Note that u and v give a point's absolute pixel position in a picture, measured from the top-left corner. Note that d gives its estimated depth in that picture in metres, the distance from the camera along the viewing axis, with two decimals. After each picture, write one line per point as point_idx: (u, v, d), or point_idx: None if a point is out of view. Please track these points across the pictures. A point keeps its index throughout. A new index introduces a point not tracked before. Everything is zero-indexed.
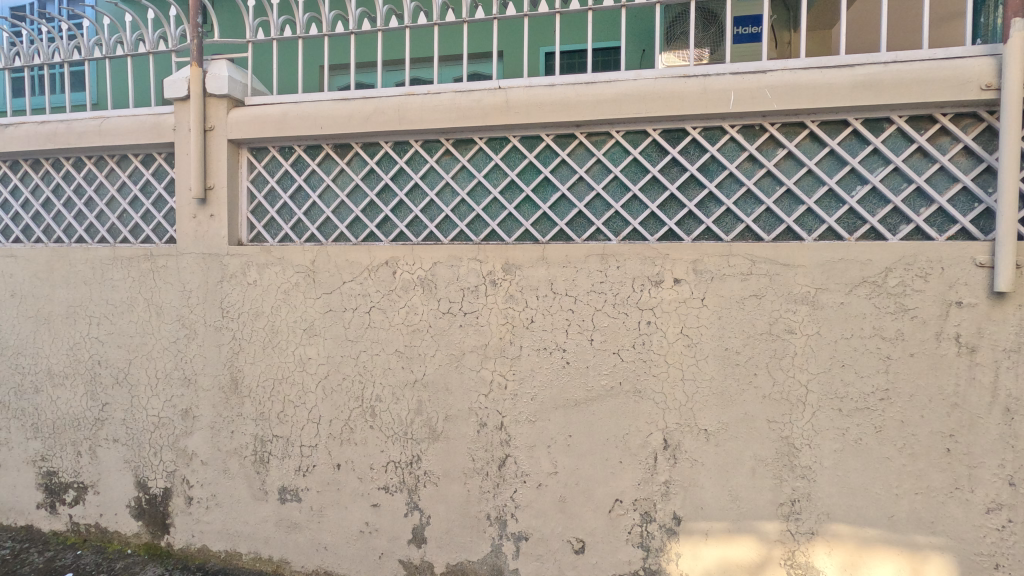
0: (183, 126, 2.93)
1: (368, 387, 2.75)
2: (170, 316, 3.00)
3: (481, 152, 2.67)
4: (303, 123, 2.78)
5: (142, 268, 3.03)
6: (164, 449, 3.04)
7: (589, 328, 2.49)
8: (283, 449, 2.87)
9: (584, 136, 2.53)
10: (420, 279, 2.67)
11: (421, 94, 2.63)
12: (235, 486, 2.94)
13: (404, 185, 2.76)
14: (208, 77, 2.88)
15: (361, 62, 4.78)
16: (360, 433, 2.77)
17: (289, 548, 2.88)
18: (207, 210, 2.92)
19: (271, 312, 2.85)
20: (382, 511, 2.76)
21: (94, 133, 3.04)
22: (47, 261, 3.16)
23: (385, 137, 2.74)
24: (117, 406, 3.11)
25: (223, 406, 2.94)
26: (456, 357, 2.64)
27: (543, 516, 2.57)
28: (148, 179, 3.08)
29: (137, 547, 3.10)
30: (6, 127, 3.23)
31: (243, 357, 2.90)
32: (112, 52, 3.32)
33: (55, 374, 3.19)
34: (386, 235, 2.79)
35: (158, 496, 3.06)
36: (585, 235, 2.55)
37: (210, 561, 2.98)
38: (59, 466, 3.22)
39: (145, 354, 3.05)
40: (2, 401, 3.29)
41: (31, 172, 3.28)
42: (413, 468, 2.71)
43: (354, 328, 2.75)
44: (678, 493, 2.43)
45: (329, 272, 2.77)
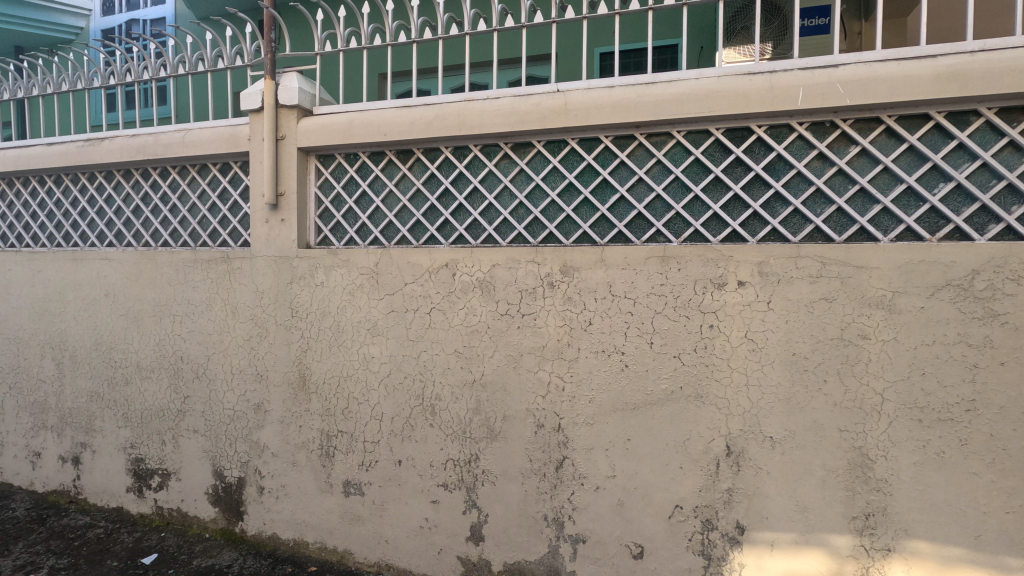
0: (257, 135, 3.10)
1: (428, 386, 2.82)
2: (244, 316, 3.18)
3: (539, 155, 2.69)
4: (368, 130, 2.89)
5: (219, 270, 3.23)
6: (239, 440, 3.22)
7: (649, 331, 2.46)
8: (347, 444, 2.99)
9: (644, 137, 2.51)
10: (479, 280, 2.71)
11: (480, 100, 2.69)
12: (303, 478, 3.09)
13: (463, 189, 2.82)
14: (280, 89, 3.04)
15: (422, 68, 4.91)
16: (421, 430, 2.84)
17: (353, 540, 2.99)
18: (278, 215, 3.07)
19: (337, 313, 2.98)
20: (441, 508, 2.82)
21: (178, 145, 3.27)
22: (136, 264, 3.42)
23: (446, 142, 2.81)
24: (197, 399, 3.32)
25: (292, 402, 3.09)
26: (514, 358, 2.67)
27: (601, 518, 2.56)
28: (225, 187, 3.28)
29: (214, 532, 3.30)
30: (102, 140, 3.52)
31: (311, 355, 3.04)
32: (195, 68, 3.55)
33: (143, 368, 3.45)
34: (446, 238, 2.85)
35: (233, 485, 3.25)
36: (645, 236, 2.52)
37: (279, 548, 3.14)
38: (146, 454, 3.47)
39: (221, 351, 3.24)
40: (97, 391, 3.58)
41: (123, 181, 3.56)
42: (471, 466, 2.76)
43: (416, 328, 2.83)
44: (741, 502, 2.37)
45: (392, 274, 2.86)
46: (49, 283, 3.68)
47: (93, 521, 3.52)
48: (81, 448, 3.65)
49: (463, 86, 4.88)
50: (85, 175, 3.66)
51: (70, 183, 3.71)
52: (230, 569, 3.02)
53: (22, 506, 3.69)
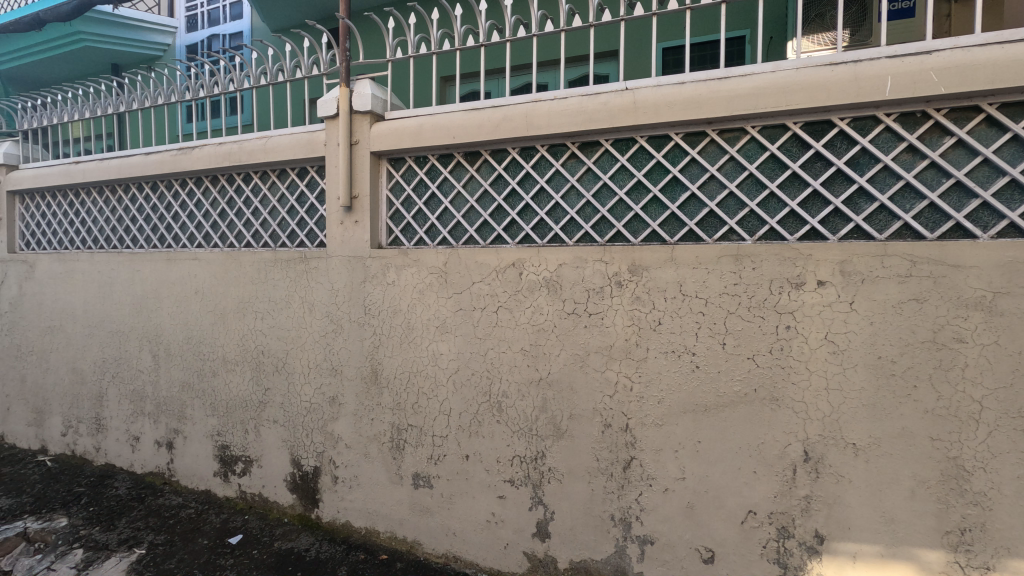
0: (333, 141, 3.25)
1: (495, 383, 2.87)
2: (321, 313, 3.34)
3: (607, 153, 2.69)
4: (438, 134, 2.97)
5: (297, 270, 3.41)
6: (315, 431, 3.39)
7: (721, 331, 2.41)
8: (417, 438, 3.09)
9: (716, 133, 2.46)
10: (546, 280, 2.74)
11: (548, 100, 2.71)
12: (375, 469, 3.21)
13: (530, 189, 2.85)
14: (354, 96, 3.17)
15: (490, 69, 4.97)
16: (488, 427, 2.90)
17: (421, 531, 3.09)
18: (352, 217, 3.21)
19: (407, 310, 3.08)
20: (507, 503, 2.87)
21: (261, 151, 3.48)
22: (223, 264, 3.67)
23: (513, 143, 2.84)
24: (277, 391, 3.52)
25: (364, 395, 3.22)
26: (581, 358, 2.67)
27: (669, 521, 2.53)
28: (303, 190, 3.47)
29: (292, 517, 3.49)
30: (193, 148, 3.79)
31: (383, 351, 3.16)
32: (276, 78, 3.76)
33: (228, 361, 3.69)
34: (513, 238, 2.89)
35: (309, 473, 3.43)
36: (717, 235, 2.47)
37: (352, 535, 3.28)
38: (231, 441, 3.71)
39: (300, 346, 3.42)
40: (188, 381, 3.86)
41: (211, 186, 3.82)
42: (538, 464, 2.79)
43: (483, 326, 2.88)
44: (820, 510, 2.28)
45: (460, 273, 2.93)
46: (147, 281, 4.00)
47: (185, 502, 3.80)
48: (174, 434, 3.95)
49: (531, 85, 4.90)
50: (177, 181, 3.96)
51: (165, 189, 4.02)
52: (307, 553, 3.19)
53: (124, 485, 4.04)
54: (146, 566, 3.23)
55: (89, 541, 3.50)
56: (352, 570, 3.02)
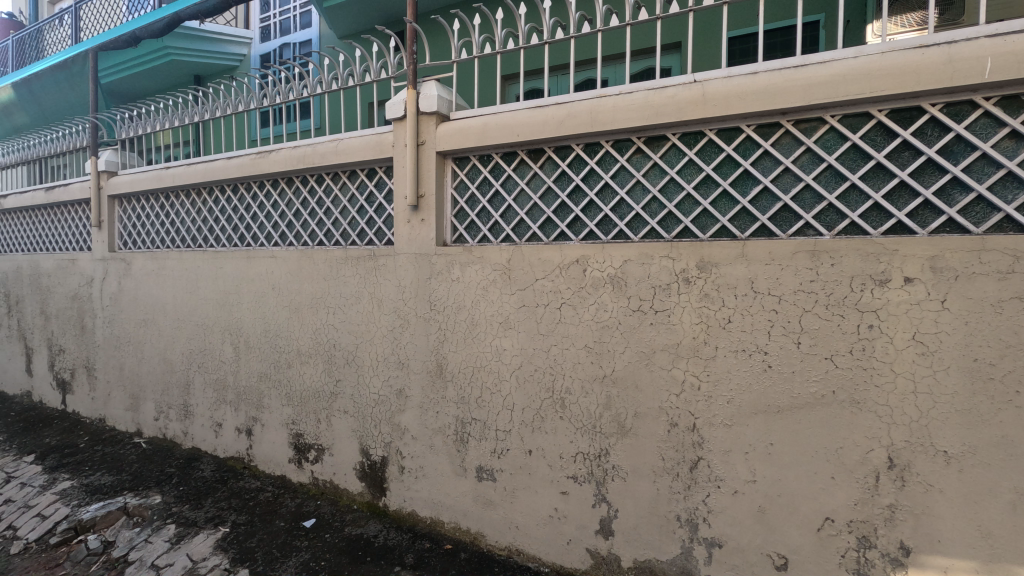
0: (400, 141, 3.35)
1: (558, 379, 2.88)
2: (389, 308, 3.46)
3: (674, 147, 2.64)
4: (502, 132, 3.01)
5: (366, 267, 3.54)
6: (383, 422, 3.52)
7: (796, 330, 2.32)
8: (481, 431, 3.14)
9: (792, 124, 2.36)
10: (611, 276, 2.72)
11: (613, 95, 2.69)
12: (440, 461, 3.30)
13: (594, 185, 2.84)
14: (421, 97, 3.26)
15: (554, 65, 4.97)
16: (551, 422, 2.91)
17: (485, 523, 3.14)
18: (419, 215, 3.31)
19: (471, 306, 3.14)
20: (571, 499, 2.87)
21: (333, 154, 3.65)
22: (297, 262, 3.87)
23: (578, 140, 2.84)
24: (348, 382, 3.67)
25: (430, 388, 3.32)
26: (646, 355, 2.64)
27: (739, 524, 2.46)
28: (371, 190, 3.60)
29: (361, 504, 3.63)
30: (271, 152, 4.01)
31: (448, 346, 3.23)
32: (347, 83, 3.91)
33: (302, 353, 3.88)
34: (576, 234, 2.89)
35: (377, 463, 3.56)
36: (792, 230, 2.37)
37: (418, 524, 3.39)
38: (304, 430, 3.91)
39: (369, 340, 3.55)
40: (266, 372, 4.09)
41: (287, 188, 4.03)
42: (601, 461, 2.78)
43: (546, 322, 2.90)
44: (906, 521, 2.15)
45: (523, 270, 2.96)
46: (229, 278, 4.27)
47: (263, 486, 4.04)
48: (253, 421, 4.20)
49: (596, 79, 4.87)
50: (256, 184, 4.20)
51: (244, 191, 4.27)
52: (376, 539, 3.32)
53: (209, 467, 4.34)
54: (230, 543, 3.48)
55: (181, 518, 3.81)
56: (418, 558, 3.12)
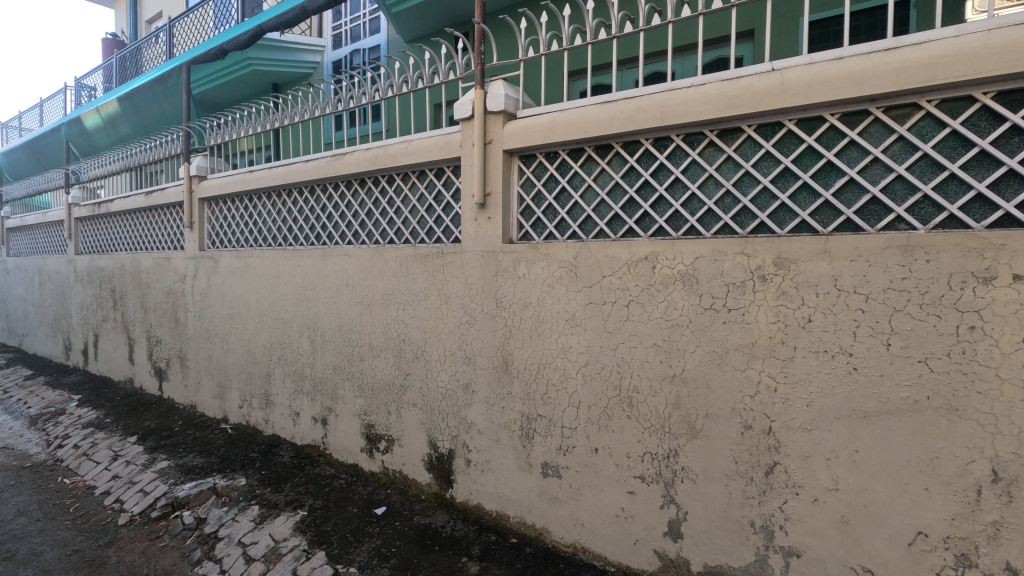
0: (468, 141, 3.42)
1: (626, 378, 2.85)
2: (456, 304, 3.54)
3: (749, 140, 2.54)
4: (570, 129, 3.00)
5: (435, 264, 3.64)
6: (450, 416, 3.61)
7: (885, 331, 2.18)
8: (547, 428, 3.15)
9: (881, 111, 2.22)
10: (681, 274, 2.66)
11: (684, 88, 2.62)
12: (505, 455, 3.34)
13: (664, 181, 2.78)
14: (488, 97, 3.31)
15: (623, 59, 4.90)
16: (618, 421, 2.88)
17: (550, 519, 3.16)
18: (486, 213, 3.36)
19: (537, 303, 3.15)
20: (638, 499, 2.83)
21: (404, 155, 3.77)
22: (370, 259, 4.03)
23: (647, 134, 2.79)
24: (416, 376, 3.79)
25: (496, 383, 3.36)
26: (719, 355, 2.56)
27: (819, 534, 2.34)
28: (440, 189, 3.69)
29: (429, 495, 3.74)
30: (345, 154, 4.20)
31: (514, 342, 3.27)
32: (417, 85, 4.02)
33: (374, 347, 4.04)
34: (645, 231, 2.84)
35: (445, 455, 3.65)
36: (881, 224, 2.23)
37: (483, 517, 3.45)
38: (375, 421, 4.07)
39: (437, 335, 3.65)
40: (340, 364, 4.29)
41: (359, 189, 4.20)
42: (670, 462, 2.72)
43: (614, 320, 2.87)
44: (1013, 540, 1.98)
45: (590, 267, 2.94)
46: (307, 274, 4.51)
47: (337, 473, 4.23)
48: (328, 412, 4.41)
49: (666, 72, 4.76)
50: (331, 185, 4.41)
51: (321, 192, 4.49)
52: (443, 529, 3.40)
53: (288, 453, 4.60)
54: (308, 526, 3.68)
55: (264, 500, 4.06)
56: (484, 550, 3.18)
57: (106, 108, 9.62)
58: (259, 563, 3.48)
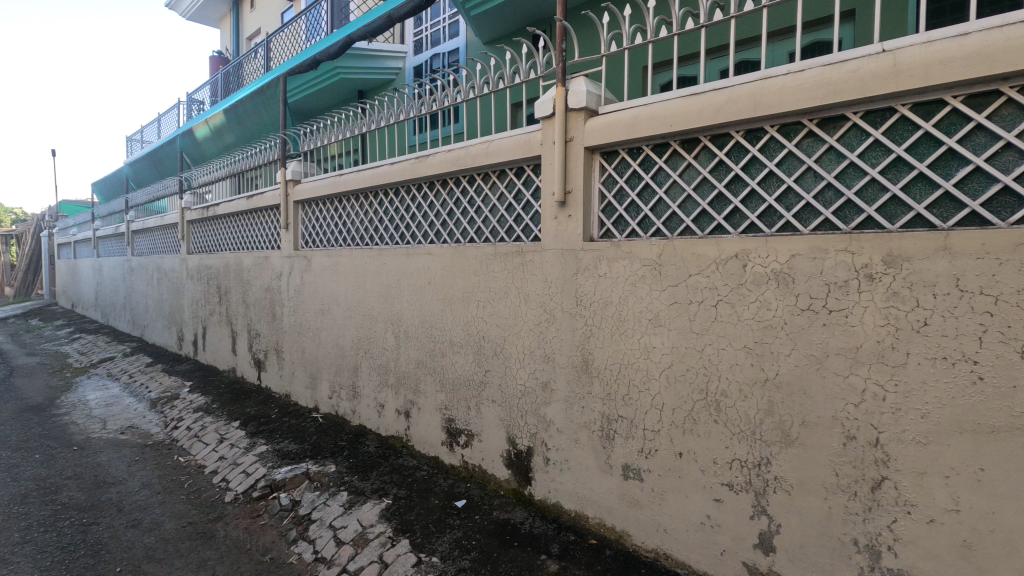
0: (549, 139, 3.41)
1: (713, 381, 2.73)
2: (535, 302, 3.55)
3: (855, 128, 2.36)
4: (654, 124, 2.92)
5: (514, 262, 3.67)
6: (529, 413, 3.63)
7: (1018, 337, 1.95)
8: (628, 429, 3.09)
9: (1015, 91, 1.99)
10: (775, 272, 2.51)
11: (780, 75, 2.47)
12: (585, 456, 3.31)
13: (757, 174, 2.65)
14: (569, 94, 3.28)
15: (711, 48, 4.70)
16: (704, 425, 2.77)
17: (631, 522, 3.09)
18: (566, 211, 3.34)
19: (619, 302, 3.10)
20: (725, 507, 2.71)
21: (485, 155, 3.83)
22: (451, 258, 4.13)
23: (738, 126, 2.66)
24: (496, 373, 3.84)
25: (576, 383, 3.34)
26: (818, 360, 2.40)
27: (935, 558, 2.13)
28: (520, 188, 3.72)
29: (507, 491, 3.78)
30: (428, 155, 4.33)
31: (594, 341, 3.23)
32: (497, 85, 4.06)
33: (455, 343, 4.14)
34: (735, 228, 2.72)
35: (524, 452, 3.68)
36: (1014, 217, 2.00)
37: (562, 516, 3.44)
38: (456, 415, 4.17)
39: (516, 333, 3.68)
40: (423, 359, 4.43)
41: (442, 189, 4.32)
42: (761, 470, 2.58)
43: (700, 321, 2.76)
44: None
45: (675, 265, 2.85)
46: (391, 273, 4.69)
47: (419, 464, 4.38)
48: (411, 405, 4.58)
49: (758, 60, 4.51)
50: (415, 186, 4.56)
51: (405, 193, 4.66)
52: (522, 526, 3.43)
53: (373, 443, 4.81)
54: (392, 514, 3.83)
55: (352, 486, 4.27)
56: (564, 549, 3.17)
57: (215, 119, 10.52)
58: (348, 546, 3.67)
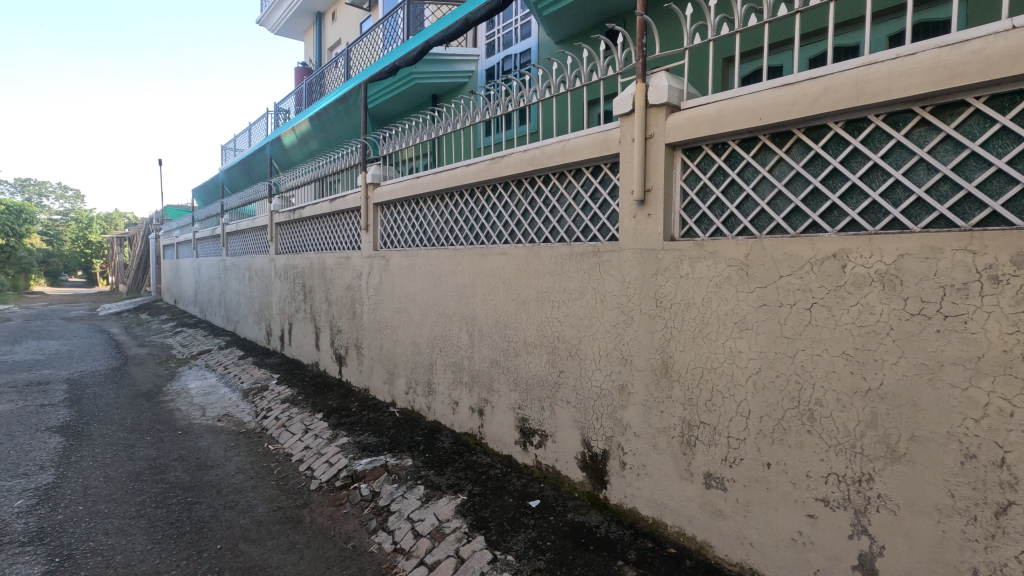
0: (628, 136, 3.34)
1: (806, 389, 2.57)
2: (612, 304, 3.48)
3: (977, 114, 2.14)
4: (742, 117, 2.79)
5: (590, 262, 3.62)
6: (604, 416, 3.57)
7: None
8: (710, 436, 2.97)
9: None
10: (880, 274, 2.32)
11: (888, 60, 2.28)
12: (663, 462, 3.21)
13: (859, 167, 2.46)
14: (650, 89, 3.19)
15: (807, 33, 4.44)
16: (796, 436, 2.61)
17: (714, 533, 2.97)
18: (646, 210, 3.25)
19: (702, 304, 2.98)
20: (819, 524, 2.54)
21: (561, 154, 3.82)
22: (525, 258, 4.14)
23: (837, 117, 2.48)
24: (570, 374, 3.81)
25: (655, 387, 3.25)
26: (930, 370, 2.20)
27: None
28: (596, 187, 3.67)
29: (582, 493, 3.74)
30: (503, 156, 4.37)
31: (675, 344, 3.13)
32: (573, 84, 4.02)
33: (529, 343, 4.15)
34: (832, 226, 2.54)
35: (599, 455, 3.62)
36: None
37: (639, 522, 3.36)
38: (529, 415, 4.18)
39: (592, 334, 3.63)
40: (497, 358, 4.47)
41: (517, 189, 4.35)
42: (862, 487, 2.40)
43: (792, 325, 2.61)
44: None
45: (764, 266, 2.70)
46: (466, 272, 4.77)
47: (492, 462, 4.43)
48: (484, 403, 4.63)
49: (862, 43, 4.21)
50: (490, 187, 4.62)
51: (480, 195, 4.73)
52: (598, 529, 3.38)
53: (448, 440, 4.92)
54: (468, 510, 3.89)
55: (428, 481, 4.39)
56: (641, 556, 3.09)
57: (301, 126, 11.17)
58: (426, 539, 3.77)
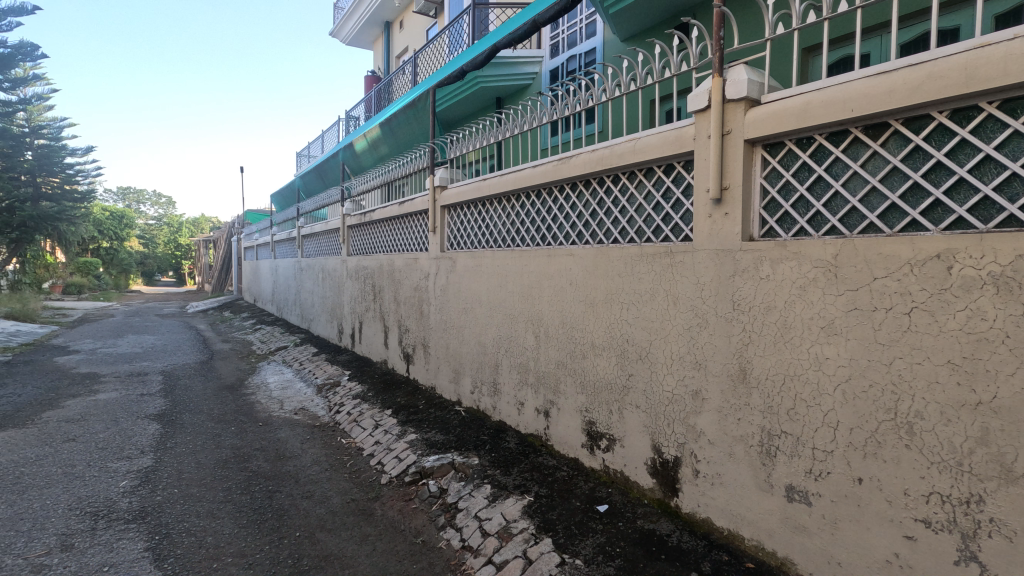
0: (703, 133, 3.22)
1: (904, 400, 2.38)
2: (686, 306, 3.38)
3: None
4: (831, 110, 2.62)
5: (662, 264, 3.53)
6: (676, 422, 3.46)
7: None
8: (793, 446, 2.82)
9: None
10: (993, 277, 2.12)
11: (1003, 42, 2.07)
12: (741, 472, 3.08)
13: (967, 160, 2.26)
14: (728, 84, 3.06)
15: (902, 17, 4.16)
16: (892, 450, 2.43)
17: (797, 550, 2.81)
18: (723, 209, 3.13)
19: (784, 308, 2.83)
20: (919, 547, 2.35)
21: (631, 153, 3.74)
22: (593, 259, 4.09)
23: (941, 106, 2.29)
24: (640, 378, 3.72)
25: (731, 393, 3.12)
26: None
27: None
28: (669, 186, 3.57)
29: (652, 500, 3.65)
30: (571, 156, 4.34)
31: (754, 350, 2.99)
32: (642, 81, 3.92)
33: (596, 346, 4.09)
34: (935, 224, 2.35)
35: (670, 462, 3.52)
36: None
37: (713, 534, 3.23)
38: (597, 418, 4.12)
39: (663, 337, 3.53)
40: (563, 360, 4.44)
41: (585, 190, 4.31)
42: (971, 509, 2.19)
43: (888, 331, 2.42)
44: None
45: (855, 267, 2.53)
46: (533, 274, 4.77)
47: (558, 465, 4.41)
48: (550, 405, 4.62)
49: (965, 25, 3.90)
50: (557, 188, 4.60)
51: (547, 196, 4.72)
52: (669, 538, 3.29)
53: (513, 440, 4.94)
54: (534, 512, 3.88)
55: (495, 480, 4.42)
56: (716, 568, 2.97)
57: (371, 132, 11.62)
58: (493, 538, 3.79)
